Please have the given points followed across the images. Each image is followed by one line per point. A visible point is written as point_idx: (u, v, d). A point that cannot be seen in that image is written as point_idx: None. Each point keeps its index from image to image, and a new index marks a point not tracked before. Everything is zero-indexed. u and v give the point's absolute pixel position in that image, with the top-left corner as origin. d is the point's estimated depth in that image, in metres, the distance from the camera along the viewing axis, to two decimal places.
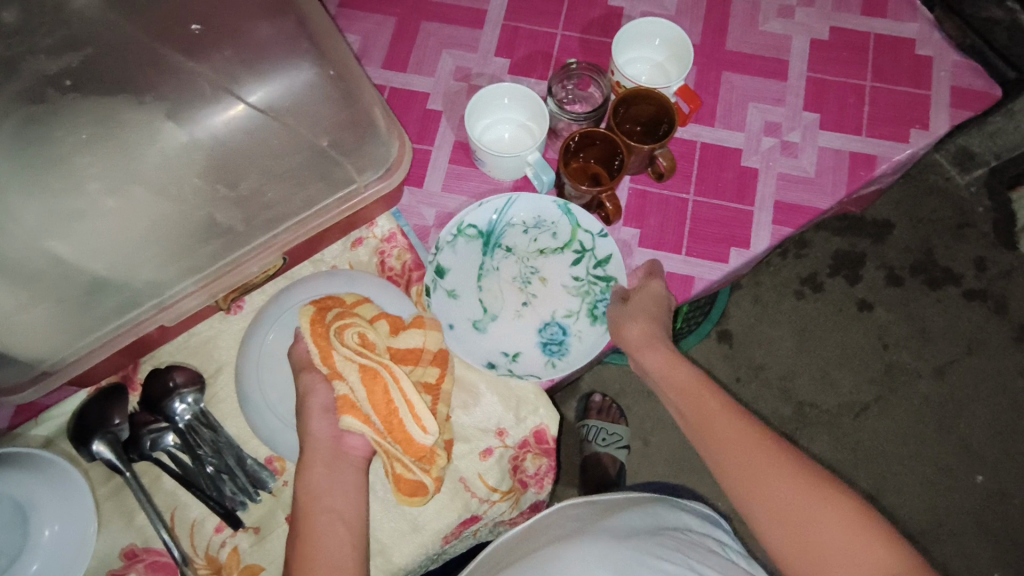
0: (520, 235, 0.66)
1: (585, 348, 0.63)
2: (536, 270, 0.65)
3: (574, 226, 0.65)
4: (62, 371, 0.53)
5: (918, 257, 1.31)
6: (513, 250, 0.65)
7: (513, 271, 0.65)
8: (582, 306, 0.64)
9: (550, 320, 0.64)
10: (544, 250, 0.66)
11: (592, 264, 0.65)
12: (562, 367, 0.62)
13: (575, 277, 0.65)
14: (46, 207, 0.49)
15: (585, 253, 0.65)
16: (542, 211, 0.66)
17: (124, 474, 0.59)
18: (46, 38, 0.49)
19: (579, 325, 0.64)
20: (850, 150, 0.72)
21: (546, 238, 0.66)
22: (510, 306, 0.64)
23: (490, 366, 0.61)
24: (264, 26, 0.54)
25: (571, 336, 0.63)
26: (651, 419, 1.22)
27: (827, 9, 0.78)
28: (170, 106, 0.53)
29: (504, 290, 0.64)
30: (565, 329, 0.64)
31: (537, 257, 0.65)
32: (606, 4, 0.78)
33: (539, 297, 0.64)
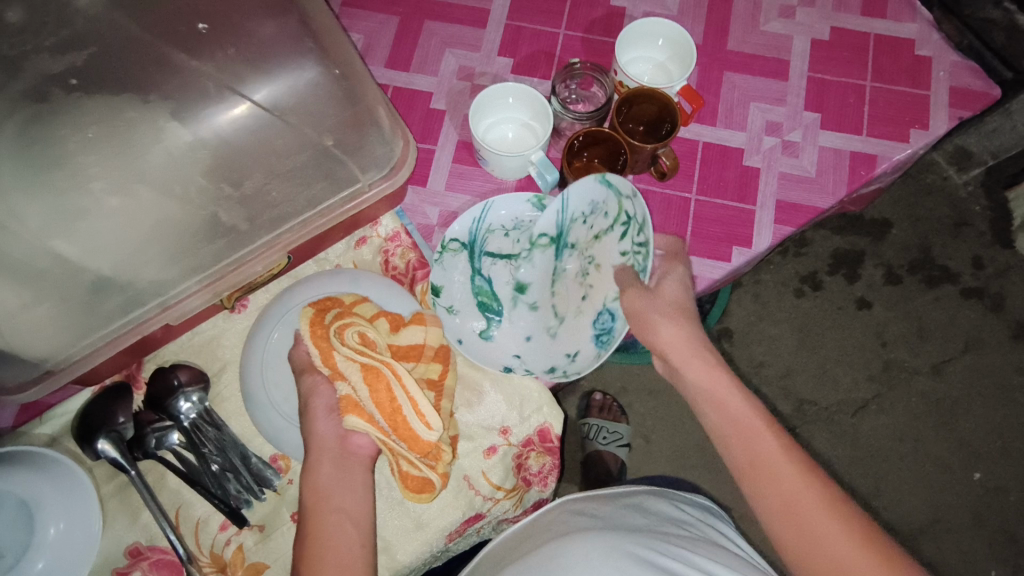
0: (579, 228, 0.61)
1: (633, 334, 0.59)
2: (593, 257, 0.62)
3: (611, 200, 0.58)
4: (68, 370, 0.52)
5: (916, 256, 1.32)
6: (575, 245, 0.62)
7: (574, 265, 0.63)
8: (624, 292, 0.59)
9: (604, 307, 0.60)
10: (598, 234, 0.61)
11: (637, 233, 0.57)
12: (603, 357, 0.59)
13: (623, 252, 0.59)
14: (53, 204, 0.50)
15: (630, 223, 0.58)
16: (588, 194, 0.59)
17: (129, 473, 0.58)
18: (50, 37, 0.49)
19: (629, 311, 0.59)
20: (851, 149, 0.73)
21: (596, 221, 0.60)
22: (573, 303, 0.63)
23: (551, 371, 0.61)
24: (268, 25, 0.54)
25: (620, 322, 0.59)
26: (652, 417, 1.23)
27: (828, 9, 0.78)
28: (175, 106, 0.54)
29: (568, 289, 0.63)
30: (616, 314, 0.59)
31: (592, 243, 0.61)
32: (608, 4, 0.78)
33: (595, 287, 0.62)
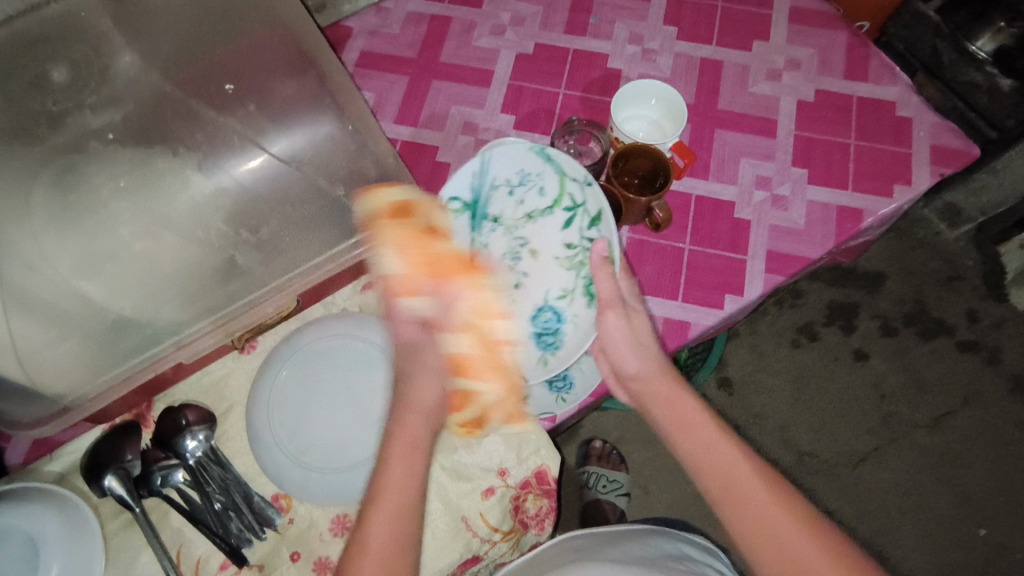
0: (504, 198, 0.69)
1: (580, 334, 0.65)
2: (524, 241, 0.69)
3: (561, 176, 0.68)
4: (85, 408, 0.51)
5: (911, 307, 1.34)
6: (500, 220, 0.69)
7: (503, 244, 0.68)
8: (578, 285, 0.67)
9: (545, 303, 0.66)
10: (533, 214, 0.69)
11: (588, 225, 0.67)
12: (553, 363, 0.63)
13: (568, 243, 0.68)
14: (83, 248, 0.53)
15: (576, 209, 0.67)
16: (525, 167, 0.69)
17: (134, 511, 0.60)
18: (91, 95, 0.55)
19: (573, 307, 0.66)
20: (837, 204, 0.76)
21: (533, 194, 0.69)
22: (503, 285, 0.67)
23: None
24: (289, 84, 0.60)
25: (566, 323, 0.66)
26: (652, 465, 1.23)
27: (812, 73, 0.83)
28: (201, 156, 0.57)
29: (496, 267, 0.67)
30: (560, 314, 0.66)
31: (524, 224, 0.69)
32: (605, 67, 0.83)
33: (530, 275, 0.68)
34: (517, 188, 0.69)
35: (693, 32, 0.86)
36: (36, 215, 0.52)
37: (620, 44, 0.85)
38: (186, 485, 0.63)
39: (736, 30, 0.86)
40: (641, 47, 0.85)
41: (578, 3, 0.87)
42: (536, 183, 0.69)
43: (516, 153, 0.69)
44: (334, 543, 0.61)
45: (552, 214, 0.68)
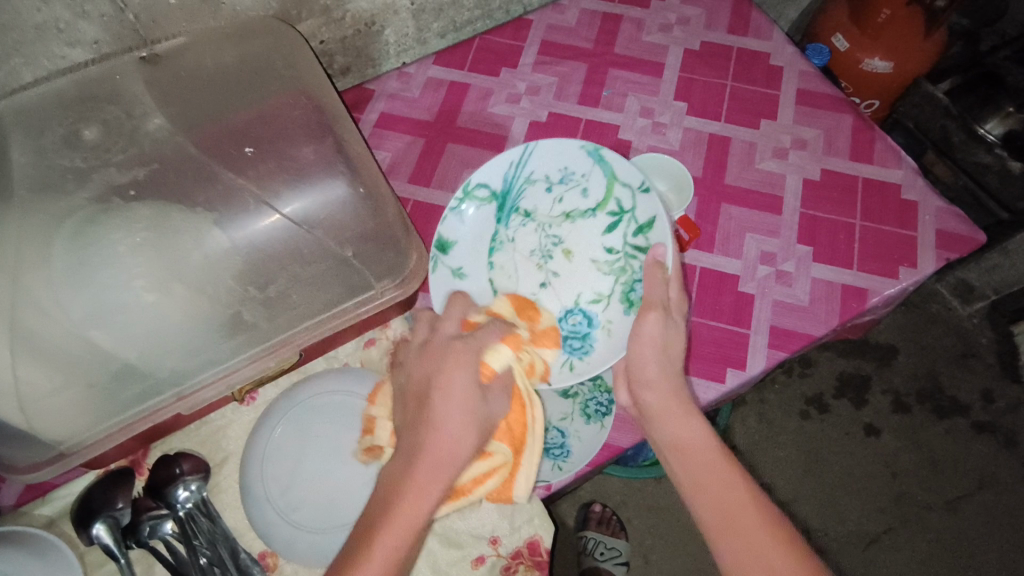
0: (542, 195, 0.75)
1: (611, 339, 0.68)
2: (559, 241, 0.75)
3: (610, 177, 0.73)
4: (82, 453, 0.54)
5: (923, 384, 1.32)
6: (533, 214, 0.75)
7: (532, 244, 0.75)
8: (617, 291, 0.71)
9: (576, 308, 0.72)
10: (573, 214, 0.75)
11: (633, 231, 0.72)
12: (579, 369, 0.66)
13: (611, 249, 0.73)
14: (94, 300, 0.53)
15: (624, 215, 0.72)
16: (568, 163, 0.74)
17: (118, 562, 0.59)
18: (119, 154, 0.58)
19: (609, 312, 0.71)
20: (842, 282, 0.76)
21: (575, 194, 0.75)
22: (526, 285, 0.73)
23: (504, 369, 0.69)
24: (308, 151, 0.62)
25: (597, 328, 0.70)
26: (653, 534, 1.20)
27: (818, 153, 0.85)
28: (219, 216, 0.58)
29: (518, 262, 0.74)
30: (593, 317, 0.71)
31: (563, 223, 0.75)
32: (615, 138, 0.86)
33: (559, 275, 0.74)
34: (556, 185, 0.75)
35: (702, 108, 0.88)
36: (53, 260, 0.52)
37: (631, 116, 0.87)
38: (173, 537, 0.62)
39: (744, 108, 0.88)
40: (651, 120, 0.87)
41: (592, 76, 0.90)
42: (581, 183, 0.74)
43: (563, 147, 0.73)
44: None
45: (597, 216, 0.74)
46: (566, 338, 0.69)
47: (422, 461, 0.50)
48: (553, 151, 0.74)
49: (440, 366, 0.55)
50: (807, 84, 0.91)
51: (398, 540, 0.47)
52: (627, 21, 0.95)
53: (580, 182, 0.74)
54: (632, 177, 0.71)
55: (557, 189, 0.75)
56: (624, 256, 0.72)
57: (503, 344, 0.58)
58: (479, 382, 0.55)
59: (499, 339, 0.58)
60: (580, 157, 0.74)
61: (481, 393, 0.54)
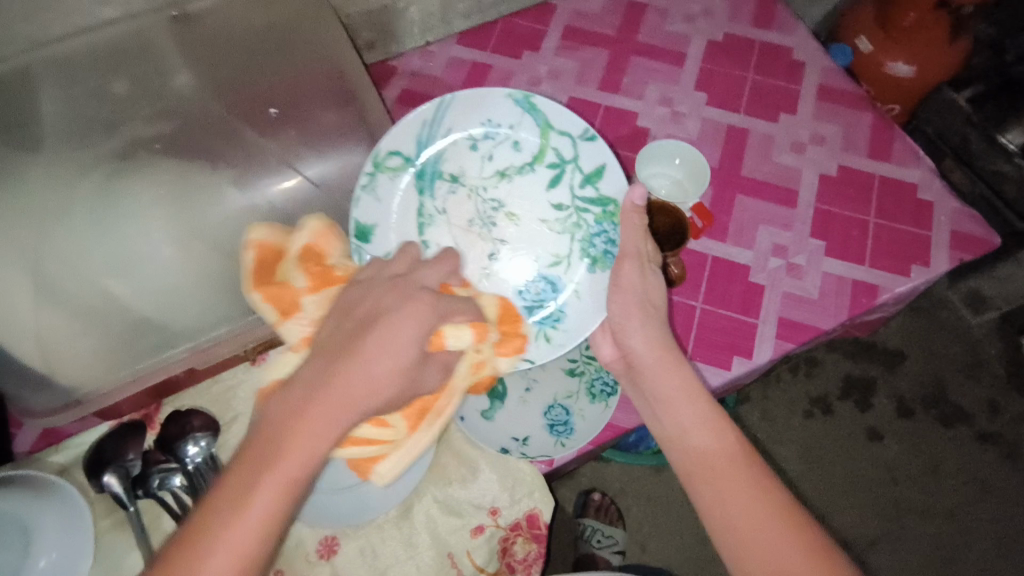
0: (468, 153, 0.67)
1: (582, 302, 0.65)
2: (501, 203, 0.68)
3: (544, 129, 0.66)
4: (96, 401, 0.53)
5: (929, 391, 1.32)
6: (463, 177, 0.67)
7: (469, 210, 0.67)
8: (575, 249, 0.67)
9: (538, 273, 0.67)
10: (505, 172, 0.68)
11: (580, 181, 0.67)
12: (558, 339, 0.64)
13: (560, 204, 0.67)
14: (114, 249, 0.55)
15: (566, 165, 0.67)
16: (492, 114, 0.66)
17: (127, 509, 0.60)
18: (144, 109, 0.59)
19: (572, 272, 0.67)
20: (853, 278, 0.76)
21: (507, 149, 0.67)
22: (476, 260, 0.66)
23: (503, 452, 0.64)
24: (330, 115, 0.63)
25: (565, 292, 0.66)
26: (649, 523, 1.21)
27: (836, 149, 0.85)
28: (237, 175, 0.60)
29: (464, 236, 0.67)
30: (557, 282, 0.67)
31: (497, 181, 0.68)
32: (634, 124, 0.86)
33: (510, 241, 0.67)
34: (482, 142, 0.67)
35: (722, 99, 0.89)
36: (75, 211, 0.54)
37: (651, 104, 0.88)
38: (183, 491, 0.62)
39: (765, 101, 0.88)
40: (670, 109, 0.88)
41: (614, 63, 0.91)
42: (509, 136, 0.67)
43: (491, 101, 0.66)
44: (319, 565, 0.61)
45: (536, 171, 0.68)
46: (531, 309, 0.65)
47: (309, 420, 0.36)
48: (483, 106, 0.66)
49: (393, 314, 0.39)
50: (828, 81, 0.91)
51: (270, 515, 0.34)
52: (652, 10, 0.95)
53: (509, 135, 0.67)
54: (573, 124, 0.65)
55: (483, 147, 0.67)
56: (575, 210, 0.67)
57: (469, 325, 0.43)
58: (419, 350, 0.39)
59: (466, 317, 0.43)
60: (502, 105, 0.66)
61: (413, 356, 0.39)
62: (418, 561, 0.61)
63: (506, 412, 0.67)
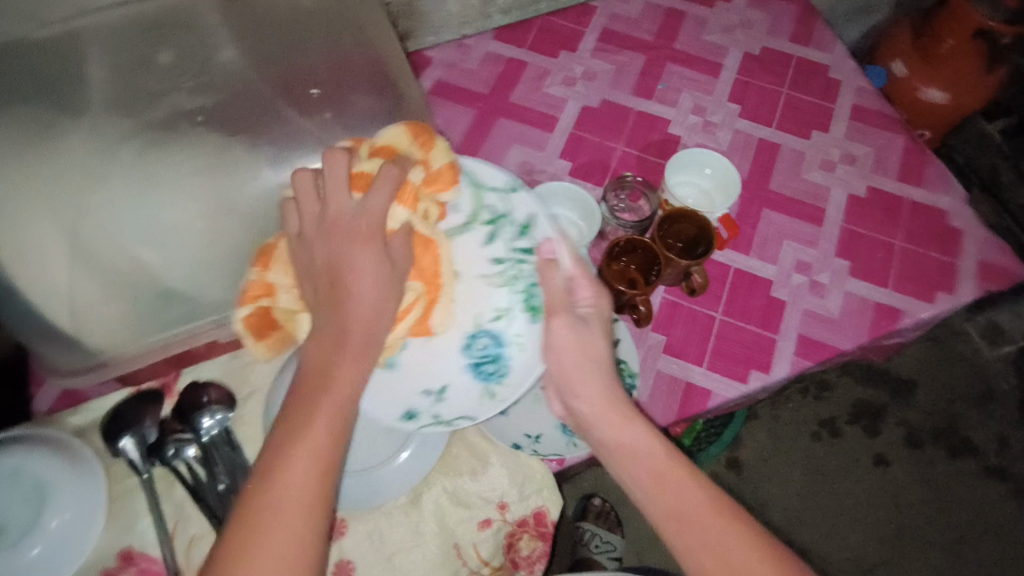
0: None
1: (525, 357, 0.56)
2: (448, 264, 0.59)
3: (472, 184, 0.58)
4: (118, 365, 0.55)
5: (938, 421, 1.31)
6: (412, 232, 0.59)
7: None
8: (516, 300, 0.57)
9: (478, 330, 0.57)
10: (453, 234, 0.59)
11: (517, 236, 0.58)
12: (499, 397, 0.55)
13: (494, 256, 0.58)
14: (150, 219, 0.55)
15: (500, 220, 0.58)
16: (438, 172, 0.59)
17: (141, 476, 0.61)
18: (190, 81, 0.59)
19: (514, 326, 0.57)
20: (875, 300, 0.76)
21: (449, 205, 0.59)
22: None
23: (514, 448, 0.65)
24: (367, 100, 0.64)
25: (509, 346, 0.56)
26: (647, 531, 1.21)
27: (866, 170, 0.85)
28: (276, 151, 0.60)
29: None
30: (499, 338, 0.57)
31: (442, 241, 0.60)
32: (665, 131, 0.86)
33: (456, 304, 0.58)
34: (432, 229, 0.59)
35: (755, 112, 0.88)
36: (115, 180, 0.54)
37: (683, 113, 0.88)
38: (196, 462, 0.63)
39: (798, 117, 0.88)
40: (702, 118, 0.87)
41: (649, 68, 0.90)
42: (446, 193, 0.58)
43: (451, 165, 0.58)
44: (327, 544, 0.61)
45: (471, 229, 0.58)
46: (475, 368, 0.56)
47: (338, 374, 0.44)
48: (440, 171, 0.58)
49: (348, 244, 0.47)
50: (862, 101, 0.90)
51: (307, 477, 0.41)
52: (690, 18, 0.95)
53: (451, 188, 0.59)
54: (500, 176, 0.58)
55: (430, 219, 0.59)
56: (514, 263, 0.58)
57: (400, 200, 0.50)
58: (372, 224, 0.47)
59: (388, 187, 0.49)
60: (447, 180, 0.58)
61: (377, 240, 0.47)
62: (423, 549, 0.62)
63: (520, 409, 0.67)
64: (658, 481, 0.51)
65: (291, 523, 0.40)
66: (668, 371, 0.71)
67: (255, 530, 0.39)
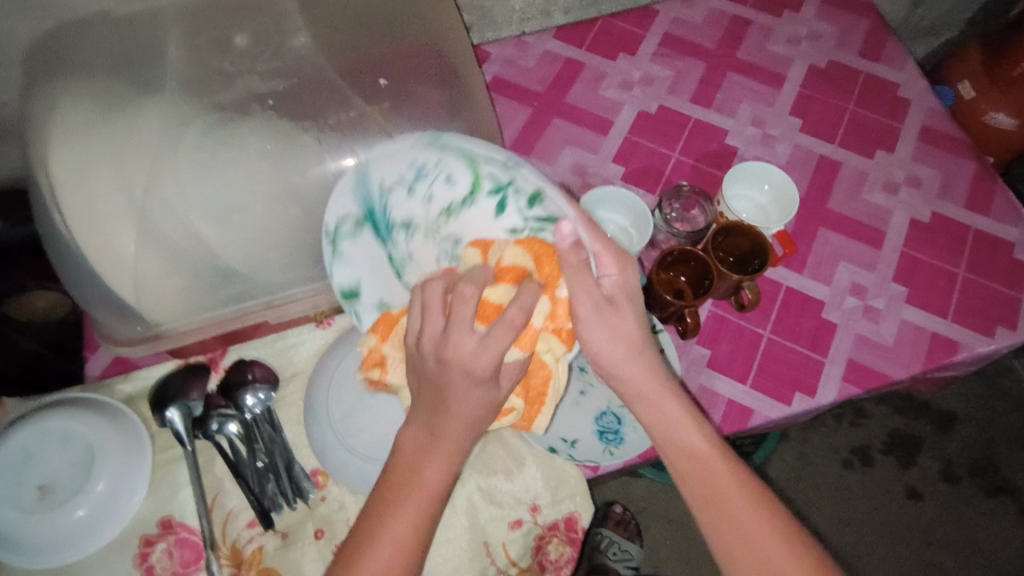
0: (406, 200, 0.54)
1: None
2: (457, 239, 0.55)
3: (469, 157, 0.51)
4: (170, 338, 0.60)
5: (978, 458, 1.27)
6: (412, 222, 0.55)
7: (431, 252, 0.55)
8: None
9: None
10: (449, 209, 0.54)
11: (528, 205, 0.51)
12: None
13: (512, 225, 0.52)
14: (214, 199, 0.56)
15: (506, 189, 0.51)
16: (417, 156, 0.53)
17: (184, 448, 0.62)
18: (263, 63, 0.60)
19: None
20: (932, 330, 0.74)
21: (442, 183, 0.53)
22: None
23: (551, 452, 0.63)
24: (434, 93, 0.63)
25: None
26: (668, 544, 1.20)
27: (931, 195, 0.82)
28: (341, 138, 0.59)
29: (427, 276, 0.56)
30: None
31: (443, 220, 0.54)
32: (722, 142, 0.84)
33: None
34: (415, 183, 0.53)
35: (818, 128, 0.86)
36: (182, 157, 0.55)
37: (742, 124, 0.86)
38: (237, 438, 0.64)
39: (861, 136, 0.86)
40: (762, 130, 0.85)
41: (710, 76, 0.89)
42: (440, 170, 0.53)
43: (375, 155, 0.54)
44: None
45: (477, 202, 0.52)
46: None
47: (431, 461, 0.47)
48: (390, 156, 0.53)
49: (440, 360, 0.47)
50: (932, 123, 0.87)
51: (431, 493, 0.47)
52: (756, 27, 0.93)
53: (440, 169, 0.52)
54: (495, 150, 0.51)
55: (416, 187, 0.53)
56: (531, 233, 0.52)
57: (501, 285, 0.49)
58: (445, 346, 0.47)
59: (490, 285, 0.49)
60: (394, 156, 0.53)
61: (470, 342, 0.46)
62: (453, 543, 0.62)
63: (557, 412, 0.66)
64: (691, 462, 0.52)
65: (399, 542, 0.46)
66: (710, 386, 0.70)
67: (374, 542, 0.46)
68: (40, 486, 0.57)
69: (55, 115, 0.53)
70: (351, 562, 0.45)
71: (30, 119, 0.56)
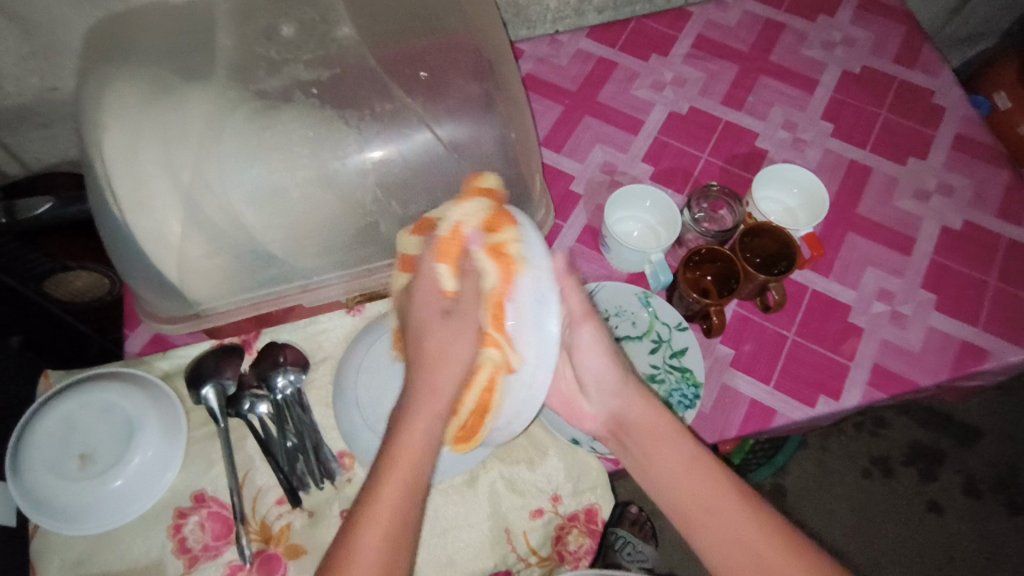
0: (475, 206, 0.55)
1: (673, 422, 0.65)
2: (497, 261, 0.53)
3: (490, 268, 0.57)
4: (209, 317, 0.65)
5: (1002, 474, 1.26)
6: None
7: None
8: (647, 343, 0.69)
9: None
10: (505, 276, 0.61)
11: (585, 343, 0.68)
12: None
13: (629, 322, 0.69)
14: (256, 184, 0.58)
15: None
16: None
17: (219, 425, 0.64)
18: (309, 54, 0.61)
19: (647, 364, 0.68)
20: (961, 338, 0.73)
21: None
22: None
23: (575, 443, 0.65)
24: (471, 87, 0.64)
25: None
26: (681, 546, 1.20)
27: (963, 202, 0.82)
28: (381, 129, 0.61)
29: None
30: None
31: None
32: (752, 144, 0.85)
33: None
34: None
35: (849, 133, 0.86)
36: (225, 143, 0.56)
37: (773, 127, 0.86)
38: (268, 419, 0.66)
39: (893, 142, 0.85)
40: (792, 134, 0.86)
41: (741, 79, 0.89)
42: None
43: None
44: None
45: None
46: None
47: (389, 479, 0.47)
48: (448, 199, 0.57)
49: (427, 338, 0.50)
50: (966, 131, 0.87)
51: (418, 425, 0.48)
52: (790, 31, 0.93)
53: None
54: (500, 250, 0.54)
55: None
56: (636, 318, 0.70)
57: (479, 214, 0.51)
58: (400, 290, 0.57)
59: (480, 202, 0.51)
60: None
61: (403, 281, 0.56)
62: (474, 528, 0.63)
63: None
64: (667, 462, 0.55)
65: (384, 554, 0.46)
66: (733, 385, 0.70)
67: (379, 488, 0.47)
68: (82, 454, 0.60)
69: (108, 100, 0.56)
70: (361, 508, 0.47)
71: (85, 104, 0.58)
